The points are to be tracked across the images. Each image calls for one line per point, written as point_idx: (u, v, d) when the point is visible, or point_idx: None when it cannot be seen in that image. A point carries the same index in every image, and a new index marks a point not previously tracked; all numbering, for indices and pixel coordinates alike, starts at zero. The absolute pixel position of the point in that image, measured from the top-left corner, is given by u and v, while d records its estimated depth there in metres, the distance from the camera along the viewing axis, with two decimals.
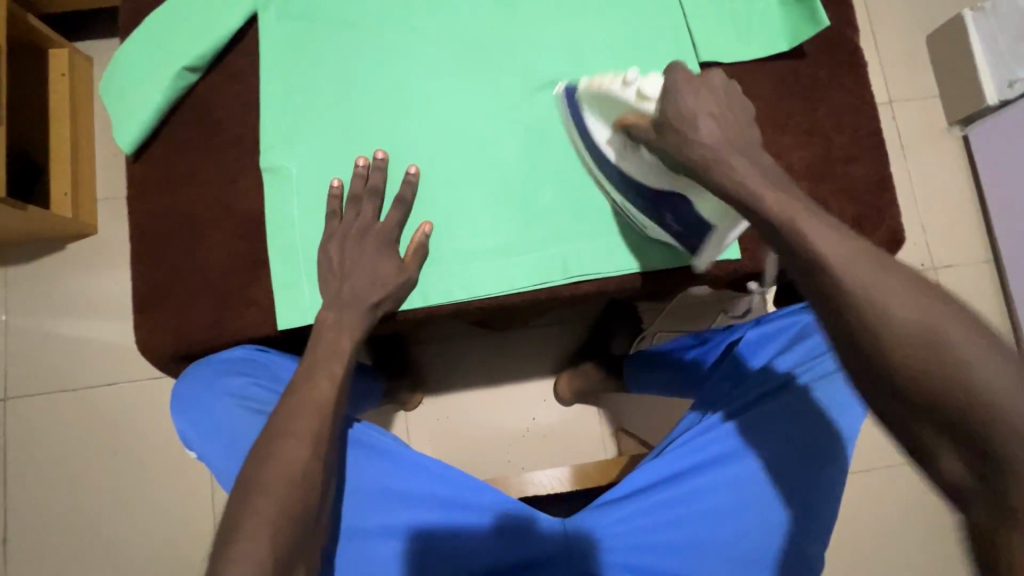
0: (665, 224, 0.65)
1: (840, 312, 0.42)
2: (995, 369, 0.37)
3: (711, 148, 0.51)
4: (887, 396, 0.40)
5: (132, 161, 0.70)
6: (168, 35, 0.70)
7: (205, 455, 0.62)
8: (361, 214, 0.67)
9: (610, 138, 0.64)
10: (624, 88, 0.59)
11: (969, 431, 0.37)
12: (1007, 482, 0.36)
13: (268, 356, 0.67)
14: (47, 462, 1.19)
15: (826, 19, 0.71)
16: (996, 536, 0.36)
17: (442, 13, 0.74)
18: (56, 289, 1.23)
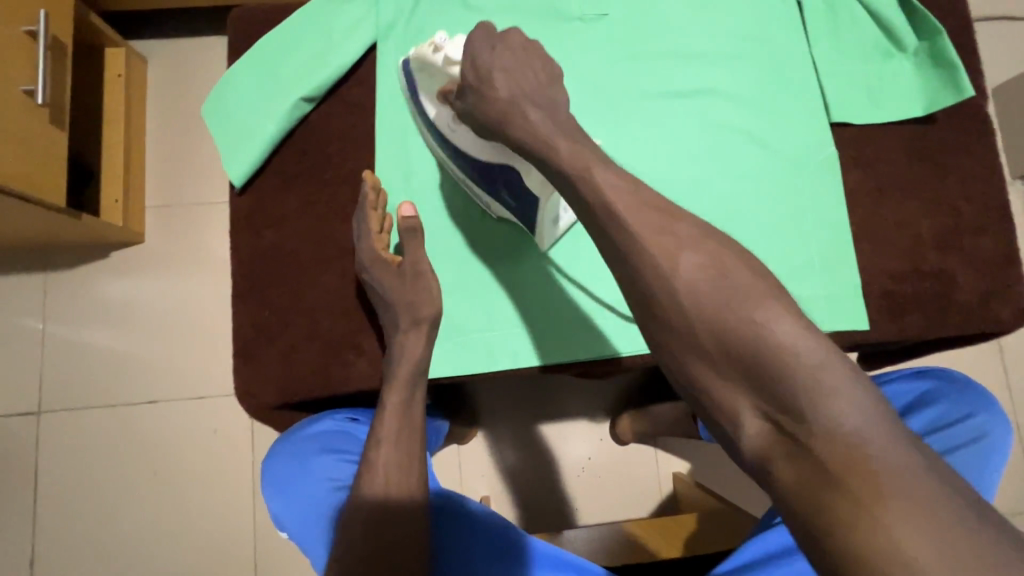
0: (501, 198, 0.62)
1: (667, 300, 0.42)
2: (788, 332, 0.39)
3: (506, 103, 0.50)
4: (696, 369, 0.41)
5: (237, 194, 0.66)
6: (283, 61, 0.66)
7: (303, 540, 0.61)
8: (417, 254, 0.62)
9: (437, 113, 0.60)
10: (435, 54, 0.57)
11: (769, 391, 0.38)
12: (811, 445, 0.36)
13: (357, 426, 0.65)
14: (79, 481, 1.13)
15: (969, 87, 0.68)
16: (806, 504, 0.35)
17: (567, 55, 0.71)
18: (98, 299, 1.18)
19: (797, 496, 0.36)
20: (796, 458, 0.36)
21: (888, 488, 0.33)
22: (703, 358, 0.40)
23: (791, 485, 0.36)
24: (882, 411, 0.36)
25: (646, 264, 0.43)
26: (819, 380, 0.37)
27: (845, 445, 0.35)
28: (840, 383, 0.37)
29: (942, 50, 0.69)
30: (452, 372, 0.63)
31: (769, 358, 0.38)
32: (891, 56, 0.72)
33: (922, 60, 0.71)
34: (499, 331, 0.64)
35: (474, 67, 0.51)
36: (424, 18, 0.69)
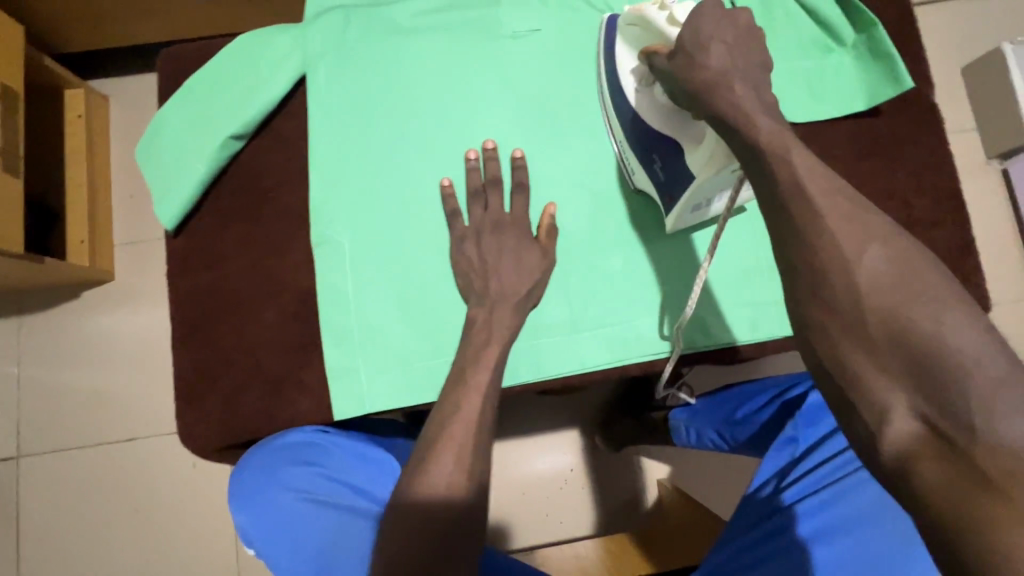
0: (651, 170, 0.62)
1: (814, 276, 0.42)
2: (972, 345, 0.37)
3: (711, 75, 0.49)
4: (852, 355, 0.40)
5: (172, 236, 0.66)
6: (212, 99, 0.66)
7: (270, 558, 0.56)
8: (489, 207, 0.64)
9: (635, 70, 0.61)
10: (659, 13, 0.57)
11: (933, 387, 0.37)
12: (963, 447, 0.35)
13: (327, 437, 0.62)
14: (61, 521, 1.13)
15: (908, 78, 0.67)
16: (938, 499, 0.34)
17: (500, 68, 0.69)
18: (70, 339, 1.18)
19: (940, 498, 0.34)
20: (939, 456, 0.36)
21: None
22: (861, 343, 0.40)
23: (934, 486, 0.35)
24: None
25: (812, 245, 0.43)
26: (984, 388, 0.36)
27: (1006, 454, 0.34)
28: (1016, 401, 0.35)
29: (879, 42, 0.68)
30: (396, 402, 0.62)
31: (948, 358, 0.37)
32: (831, 51, 0.71)
33: (862, 54, 0.69)
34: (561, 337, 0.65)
35: (693, 34, 0.50)
36: (354, 41, 0.68)
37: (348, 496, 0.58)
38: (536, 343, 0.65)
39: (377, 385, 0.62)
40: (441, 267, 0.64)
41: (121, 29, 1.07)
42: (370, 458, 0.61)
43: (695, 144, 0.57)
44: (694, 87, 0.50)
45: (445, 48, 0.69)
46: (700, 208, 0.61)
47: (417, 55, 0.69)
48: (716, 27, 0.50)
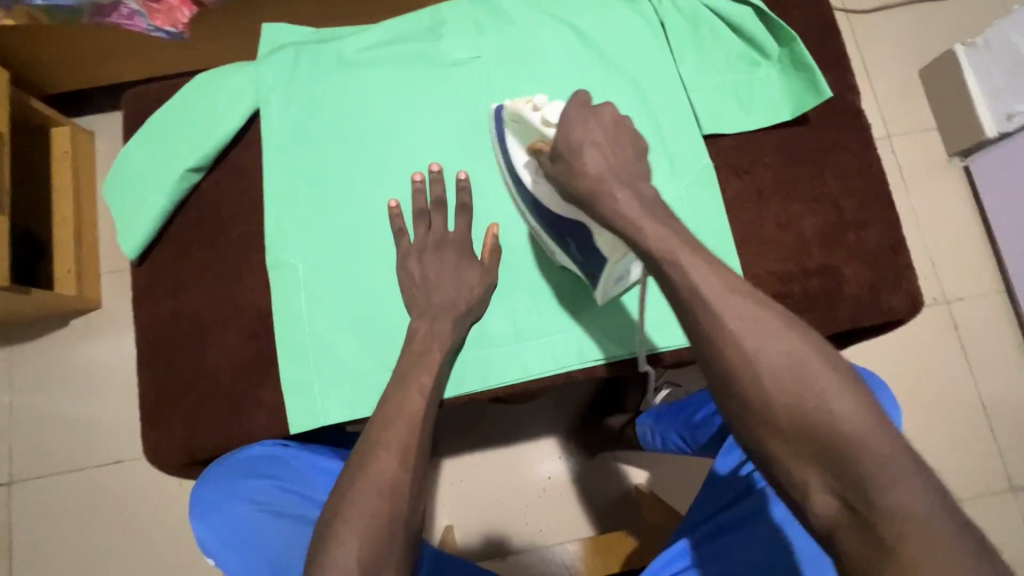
0: (569, 251, 0.64)
1: (734, 361, 0.44)
2: (853, 414, 0.41)
3: (594, 180, 0.52)
4: (770, 442, 0.43)
5: (136, 264, 0.70)
6: (171, 135, 0.70)
7: (227, 564, 0.60)
8: (432, 226, 0.67)
9: (527, 161, 0.64)
10: (533, 113, 0.60)
11: (842, 472, 0.40)
12: (873, 522, 0.39)
13: (285, 450, 0.65)
14: (52, 545, 1.16)
15: (828, 88, 0.71)
16: (864, 572, 0.39)
17: (443, 95, 0.73)
18: (59, 367, 1.22)
19: (863, 567, 0.39)
20: (855, 531, 0.40)
21: (939, 561, 0.36)
22: (780, 436, 0.42)
23: (858, 554, 0.39)
24: (936, 494, 0.39)
25: (710, 344, 0.45)
26: (886, 467, 0.39)
27: (907, 530, 0.38)
28: (913, 480, 0.39)
29: (800, 55, 0.71)
30: (348, 414, 0.65)
31: (840, 436, 0.40)
32: (757, 65, 0.74)
33: (786, 66, 0.73)
34: (506, 346, 0.68)
35: (566, 138, 0.54)
36: (304, 76, 0.73)
37: (303, 506, 0.62)
38: (483, 354, 0.68)
39: (330, 399, 0.65)
40: (390, 285, 0.68)
41: (102, 68, 1.13)
42: (324, 470, 0.65)
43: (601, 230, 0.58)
44: (582, 192, 0.53)
45: (390, 79, 0.73)
46: (621, 280, 0.62)
47: (365, 86, 0.73)
48: (585, 129, 0.54)
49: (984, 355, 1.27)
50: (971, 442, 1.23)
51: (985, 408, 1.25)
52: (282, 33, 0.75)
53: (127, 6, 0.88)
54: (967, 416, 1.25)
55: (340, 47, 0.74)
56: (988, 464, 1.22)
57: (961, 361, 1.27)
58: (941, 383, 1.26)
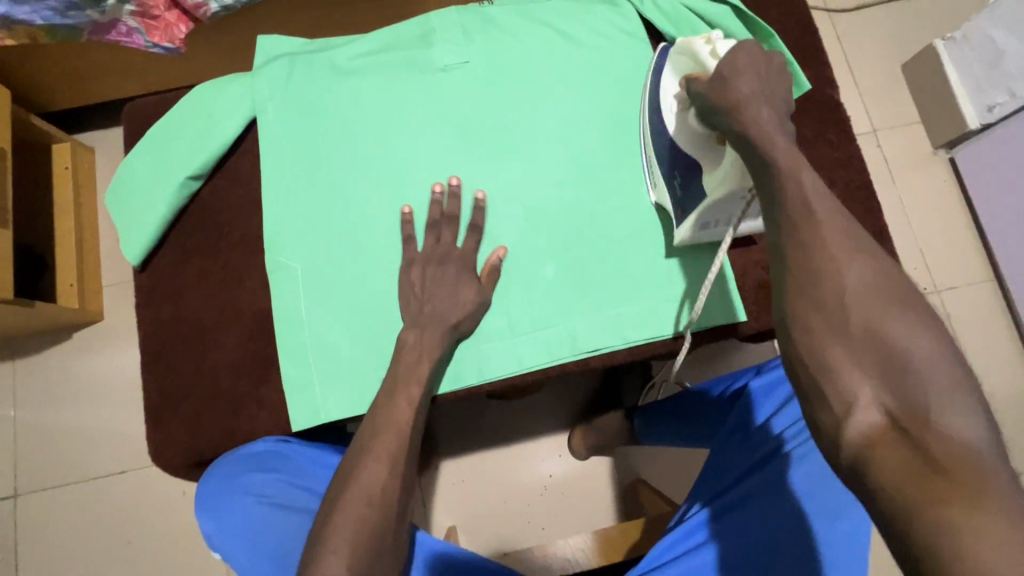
0: (673, 186, 0.67)
1: (810, 264, 0.45)
2: (927, 347, 0.41)
3: (732, 101, 0.51)
4: (828, 351, 0.43)
5: (138, 270, 0.72)
6: (170, 145, 0.72)
7: (231, 554, 0.60)
8: (440, 239, 0.70)
9: (675, 93, 0.63)
10: (706, 46, 0.58)
11: (902, 388, 0.40)
12: (922, 442, 0.38)
13: (289, 447, 0.67)
14: (58, 556, 1.17)
15: (806, 82, 0.73)
16: (896, 484, 0.38)
17: (433, 99, 0.75)
18: (63, 380, 1.23)
19: (892, 478, 0.38)
20: (902, 446, 0.39)
21: (978, 488, 0.36)
22: (839, 341, 0.43)
23: (888, 470, 0.38)
24: (994, 436, 0.39)
25: (804, 246, 0.45)
26: (947, 398, 0.39)
27: (958, 455, 0.37)
28: (971, 419, 0.39)
29: (777, 52, 0.74)
30: (346, 411, 0.67)
31: (907, 361, 0.41)
32: None
33: None
34: (501, 344, 0.70)
35: (731, 65, 0.52)
36: (299, 85, 0.75)
37: (305, 498, 0.63)
38: (478, 350, 0.70)
39: (329, 397, 0.67)
40: (386, 284, 0.70)
41: (101, 84, 1.15)
42: (327, 465, 0.66)
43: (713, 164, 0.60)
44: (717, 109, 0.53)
45: (382, 85, 0.75)
46: (710, 227, 0.66)
47: (356, 92, 0.75)
48: (747, 61, 0.52)
49: (977, 342, 1.28)
50: None
51: None
52: (277, 45, 0.77)
53: (125, 24, 0.91)
54: None
55: (332, 56, 0.77)
56: None
57: None
58: None
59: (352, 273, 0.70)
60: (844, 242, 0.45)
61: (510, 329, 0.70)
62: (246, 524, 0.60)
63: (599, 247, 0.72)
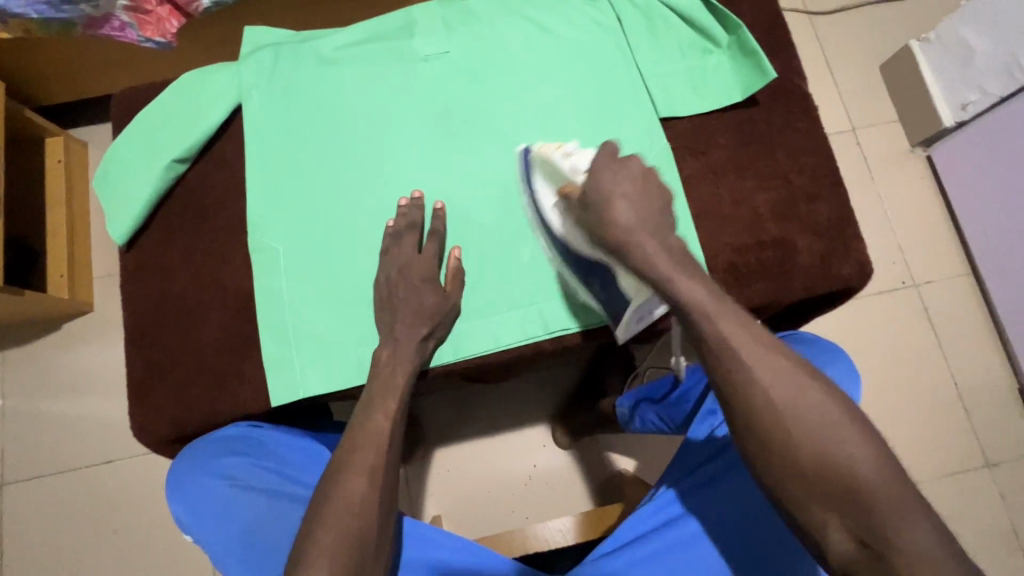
0: (592, 290, 0.70)
1: (759, 404, 0.49)
2: (879, 462, 0.46)
3: (624, 232, 0.57)
4: (792, 490, 0.48)
5: (123, 251, 0.73)
6: (157, 129, 0.74)
7: (200, 538, 0.61)
8: (403, 248, 0.70)
9: (551, 204, 0.69)
10: (562, 159, 0.66)
11: (863, 517, 0.45)
12: (889, 560, 0.44)
13: (260, 432, 0.67)
14: (44, 546, 1.17)
15: (773, 69, 0.76)
16: None
17: (414, 87, 0.78)
18: (52, 370, 1.24)
19: None
20: (874, 568, 0.45)
21: None
22: (802, 484, 0.48)
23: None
24: (944, 537, 0.44)
25: (752, 384, 0.50)
26: (899, 514, 0.45)
27: (921, 568, 0.43)
28: (924, 528, 0.44)
29: (746, 42, 0.77)
30: (326, 387, 0.68)
31: (866, 486, 0.46)
32: (709, 53, 0.79)
33: (735, 53, 0.78)
34: (478, 323, 0.72)
35: (597, 188, 0.58)
36: (284, 73, 0.77)
37: (273, 481, 0.63)
38: (455, 328, 0.72)
39: (308, 373, 0.69)
40: (366, 264, 0.72)
41: (95, 78, 1.17)
42: (297, 448, 0.67)
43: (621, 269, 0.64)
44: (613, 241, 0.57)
45: (364, 73, 0.78)
46: (644, 317, 0.68)
47: (340, 80, 0.77)
48: (612, 180, 0.58)
49: (955, 335, 1.31)
50: (946, 420, 1.26)
51: (958, 387, 1.28)
52: (263, 35, 0.80)
53: (118, 18, 0.92)
54: (941, 395, 1.28)
55: (316, 45, 0.79)
56: (963, 441, 1.25)
57: (932, 341, 1.30)
58: (915, 362, 1.29)
59: (333, 253, 0.72)
60: (782, 377, 0.50)
61: (487, 309, 0.72)
62: (214, 507, 0.61)
63: None
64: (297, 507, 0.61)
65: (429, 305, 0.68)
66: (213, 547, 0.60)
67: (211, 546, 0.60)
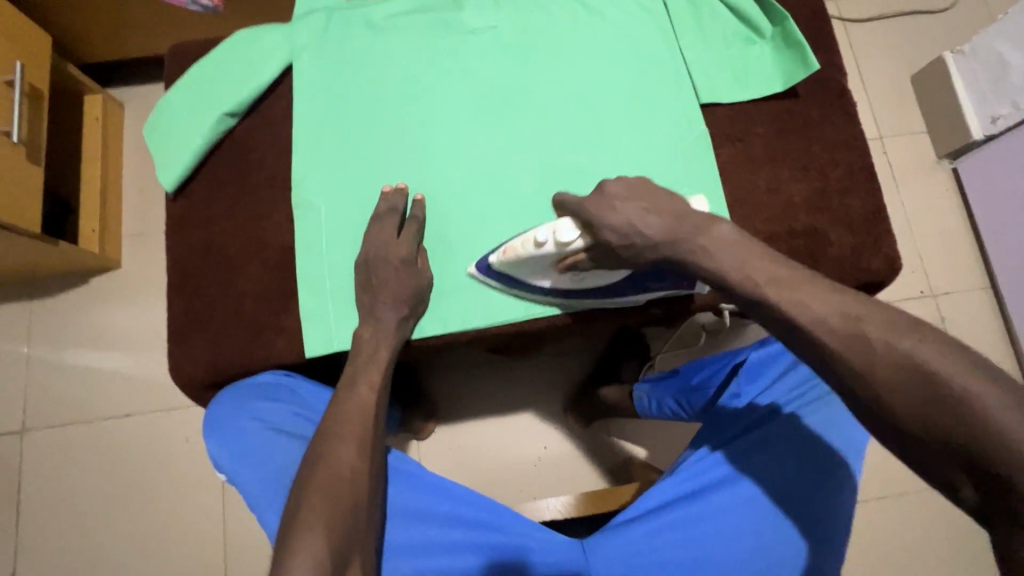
0: (654, 288, 0.71)
1: (816, 330, 0.49)
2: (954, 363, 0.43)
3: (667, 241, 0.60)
4: (887, 407, 0.45)
5: (170, 198, 0.75)
6: (210, 83, 0.76)
7: (236, 474, 0.64)
8: (382, 233, 0.70)
9: (554, 280, 0.69)
10: (543, 248, 0.64)
11: (955, 427, 0.42)
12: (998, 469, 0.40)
13: (295, 381, 0.69)
14: (60, 492, 1.20)
15: (816, 62, 0.77)
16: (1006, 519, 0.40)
17: (461, 58, 0.79)
18: (78, 323, 1.27)
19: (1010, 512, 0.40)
20: (982, 480, 0.41)
21: None
22: (889, 405, 0.45)
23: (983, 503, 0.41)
24: None
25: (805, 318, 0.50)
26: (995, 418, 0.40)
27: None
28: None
29: (791, 33, 0.78)
30: None
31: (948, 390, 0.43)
32: (752, 43, 0.80)
33: (779, 44, 0.79)
34: (509, 293, 0.73)
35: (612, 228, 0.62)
36: (335, 36, 0.79)
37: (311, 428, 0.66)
38: (488, 296, 0.73)
39: (344, 328, 0.70)
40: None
41: (139, 39, 1.19)
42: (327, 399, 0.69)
43: None
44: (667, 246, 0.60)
45: (414, 43, 0.79)
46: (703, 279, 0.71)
47: (389, 46, 0.79)
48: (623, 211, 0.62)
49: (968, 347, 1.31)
50: None
51: None
52: None
53: None
54: None
55: (368, 12, 0.80)
56: None
57: None
58: None
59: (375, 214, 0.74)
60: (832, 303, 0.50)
61: None
62: (252, 444, 0.64)
63: None
64: None
65: (405, 287, 0.69)
66: (251, 488, 0.63)
67: (246, 482, 0.63)
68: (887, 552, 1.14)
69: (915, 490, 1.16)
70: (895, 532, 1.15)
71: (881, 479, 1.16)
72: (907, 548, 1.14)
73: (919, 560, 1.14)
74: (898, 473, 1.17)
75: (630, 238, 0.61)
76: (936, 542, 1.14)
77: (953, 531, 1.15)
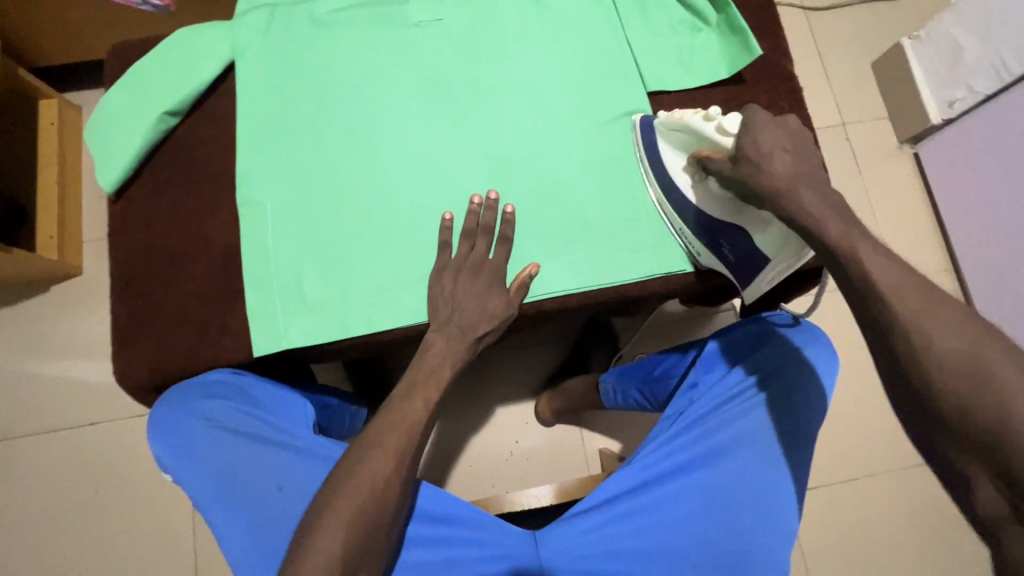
0: (721, 253, 0.69)
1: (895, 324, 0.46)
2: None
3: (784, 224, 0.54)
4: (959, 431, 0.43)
5: (112, 200, 0.75)
6: (150, 81, 0.75)
7: (181, 474, 0.62)
8: (474, 248, 0.71)
9: (683, 167, 0.69)
10: (704, 121, 0.62)
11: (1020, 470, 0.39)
12: None
13: (246, 379, 0.69)
14: (22, 505, 1.18)
15: (759, 48, 0.77)
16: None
17: (406, 51, 0.79)
18: (38, 332, 1.24)
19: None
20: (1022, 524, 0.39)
21: None
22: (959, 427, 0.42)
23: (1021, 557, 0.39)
24: None
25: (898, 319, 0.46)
26: None
27: None
28: None
29: (735, 19, 0.78)
30: (306, 341, 0.69)
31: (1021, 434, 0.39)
32: (698, 30, 0.81)
33: (723, 31, 0.80)
34: None
35: (753, 145, 0.55)
36: (278, 31, 0.78)
37: (258, 424, 0.64)
38: None
39: (292, 326, 0.70)
40: (353, 223, 0.73)
41: (91, 41, 1.17)
42: (279, 397, 0.69)
43: (759, 226, 0.62)
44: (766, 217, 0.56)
45: (359, 37, 0.79)
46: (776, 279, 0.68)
47: (334, 40, 0.78)
48: (773, 137, 0.55)
49: None
50: None
51: None
52: None
53: None
54: None
55: (312, 7, 0.80)
56: None
57: None
58: None
59: (322, 210, 0.73)
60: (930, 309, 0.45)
61: None
62: (196, 443, 0.63)
63: (557, 196, 0.75)
64: (285, 451, 0.62)
65: (490, 307, 0.69)
66: (196, 486, 0.62)
67: (192, 482, 0.62)
68: (854, 533, 1.15)
69: (881, 471, 1.18)
70: (860, 513, 1.16)
71: (846, 461, 1.18)
72: (873, 529, 1.16)
73: (885, 540, 1.16)
74: (863, 455, 1.18)
75: (762, 157, 0.55)
76: (902, 521, 1.16)
77: (917, 510, 1.17)
